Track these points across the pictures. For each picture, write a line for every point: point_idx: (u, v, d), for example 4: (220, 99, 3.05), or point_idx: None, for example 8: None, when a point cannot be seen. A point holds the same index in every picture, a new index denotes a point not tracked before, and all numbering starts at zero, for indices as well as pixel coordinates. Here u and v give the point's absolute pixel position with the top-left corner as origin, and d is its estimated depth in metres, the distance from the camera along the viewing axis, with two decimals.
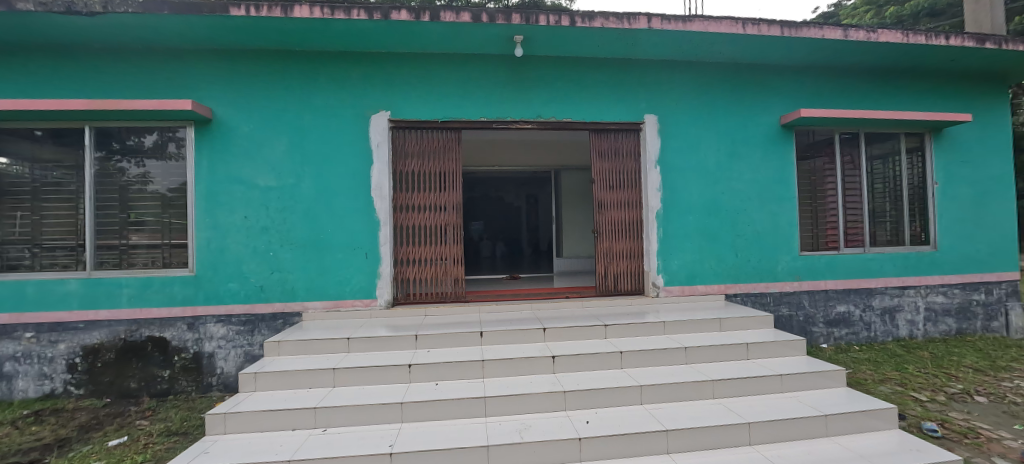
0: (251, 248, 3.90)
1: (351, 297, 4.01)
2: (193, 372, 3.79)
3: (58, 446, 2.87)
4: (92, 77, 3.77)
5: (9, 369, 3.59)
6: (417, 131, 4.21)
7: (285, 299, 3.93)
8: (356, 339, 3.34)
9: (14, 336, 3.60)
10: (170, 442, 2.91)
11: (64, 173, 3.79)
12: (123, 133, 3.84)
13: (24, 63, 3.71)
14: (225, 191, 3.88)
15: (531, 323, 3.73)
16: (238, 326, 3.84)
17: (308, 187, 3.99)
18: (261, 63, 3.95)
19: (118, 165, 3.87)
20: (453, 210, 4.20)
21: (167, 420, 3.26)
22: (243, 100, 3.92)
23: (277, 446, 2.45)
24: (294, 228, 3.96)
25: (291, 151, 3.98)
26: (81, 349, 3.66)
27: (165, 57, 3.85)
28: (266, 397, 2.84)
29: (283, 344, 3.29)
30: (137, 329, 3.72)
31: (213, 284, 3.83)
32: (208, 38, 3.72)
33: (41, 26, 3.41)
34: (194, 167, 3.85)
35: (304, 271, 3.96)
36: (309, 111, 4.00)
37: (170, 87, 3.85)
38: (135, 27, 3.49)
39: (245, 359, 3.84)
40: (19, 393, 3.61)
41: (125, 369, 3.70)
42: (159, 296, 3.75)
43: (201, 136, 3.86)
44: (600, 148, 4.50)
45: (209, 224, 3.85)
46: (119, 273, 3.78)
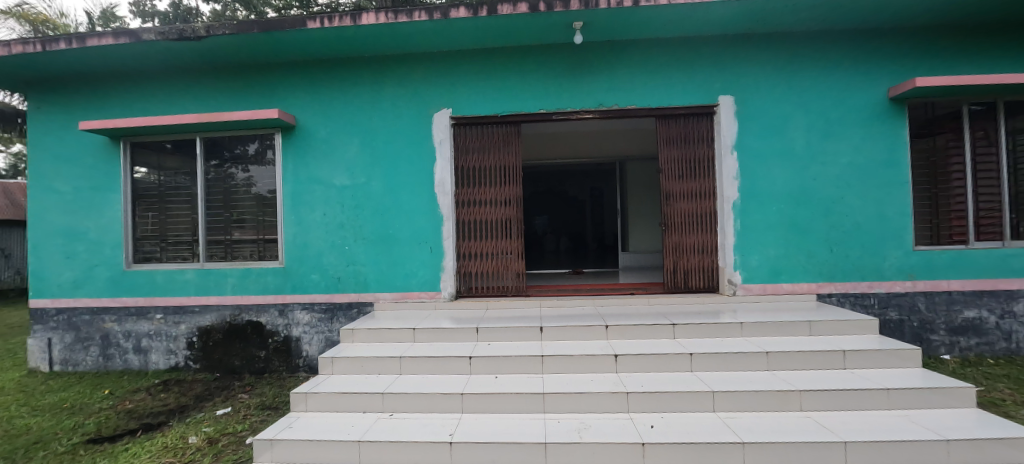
0: (330, 243, 4.23)
1: (417, 290, 4.19)
2: (283, 354, 4.21)
3: (179, 412, 3.36)
4: (200, 93, 4.33)
5: (145, 344, 4.28)
6: (477, 126, 4.27)
7: (359, 290, 4.21)
8: (421, 330, 3.48)
9: (148, 317, 4.28)
10: (263, 415, 3.26)
11: (183, 179, 4.40)
12: (231, 142, 4.36)
13: (148, 85, 4.35)
14: (307, 190, 4.25)
15: (593, 320, 3.62)
16: (320, 313, 4.21)
17: (377, 185, 4.22)
18: (335, 70, 4.25)
19: (228, 171, 4.39)
20: (513, 204, 4.19)
21: (262, 395, 3.68)
22: (319, 106, 4.26)
23: (351, 426, 2.64)
24: (366, 225, 4.23)
25: (362, 152, 4.24)
26: (197, 330, 4.25)
27: (255, 71, 4.29)
28: (342, 380, 3.07)
29: (357, 332, 3.53)
30: (239, 314, 4.24)
31: (299, 274, 4.23)
32: (290, 51, 4.07)
33: (162, 53, 3.98)
34: (282, 170, 4.27)
35: (375, 264, 4.21)
36: (377, 113, 4.23)
37: (260, 98, 4.29)
38: (231, 46, 3.92)
39: (326, 344, 4.18)
40: (152, 365, 4.29)
41: (230, 348, 4.23)
42: (256, 285, 4.23)
43: (287, 140, 4.27)
44: (668, 135, 4.22)
45: (295, 221, 4.25)
46: (225, 264, 4.31)
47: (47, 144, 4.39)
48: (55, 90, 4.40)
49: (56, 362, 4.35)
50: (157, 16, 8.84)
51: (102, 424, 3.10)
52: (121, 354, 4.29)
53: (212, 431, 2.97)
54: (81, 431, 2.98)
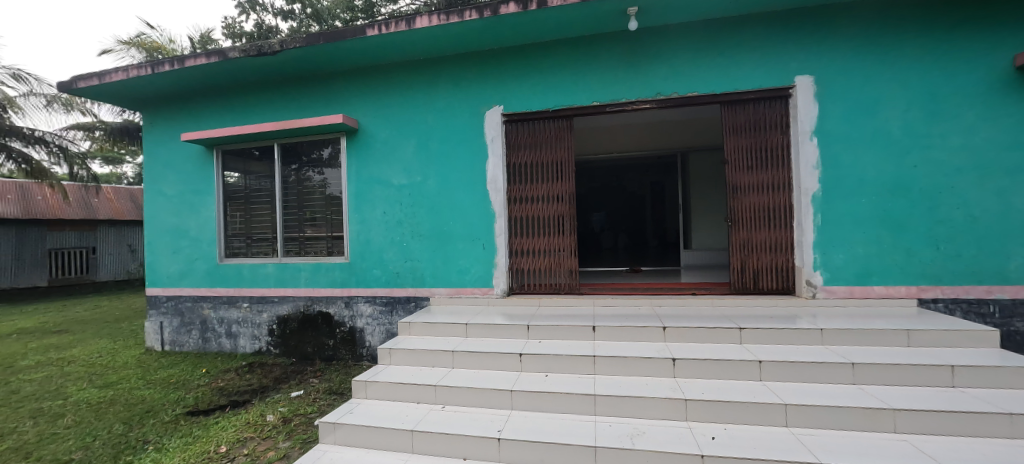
0: (389, 239, 4.45)
1: (471, 285, 4.26)
2: (349, 343, 4.51)
3: (261, 391, 3.73)
4: (276, 103, 4.74)
5: (235, 330, 4.81)
6: (529, 123, 4.24)
7: (416, 285, 4.38)
8: (473, 325, 3.53)
9: (237, 305, 4.80)
10: (330, 399, 3.51)
11: (264, 182, 4.86)
12: (308, 148, 4.74)
13: (234, 98, 4.85)
14: (369, 190, 4.51)
15: (650, 320, 3.44)
16: (381, 306, 4.44)
17: (432, 184, 4.36)
18: (392, 74, 4.44)
19: (305, 174, 4.77)
20: (566, 201, 4.11)
21: (330, 380, 3.97)
22: (379, 109, 4.48)
23: (405, 415, 2.75)
24: (422, 222, 4.38)
25: (418, 152, 4.39)
26: (276, 318, 4.69)
27: (323, 80, 4.61)
28: (398, 370, 3.21)
29: (413, 325, 3.67)
30: (311, 305, 4.61)
31: (362, 269, 4.50)
32: (352, 59, 4.33)
33: (246, 68, 4.41)
34: (347, 171, 4.56)
35: (431, 260, 4.36)
36: (431, 114, 4.35)
37: (327, 105, 4.60)
38: (302, 58, 4.25)
39: (386, 336, 4.41)
40: (240, 348, 4.80)
41: (304, 336, 4.62)
42: (325, 279, 4.58)
43: (351, 144, 4.55)
44: (734, 122, 3.88)
45: (359, 219, 4.53)
46: (299, 259, 4.70)
47: (158, 154, 5.08)
48: (164, 106, 5.06)
49: (167, 342, 5.03)
50: (244, 36, 9.90)
51: (199, 399, 3.53)
52: (216, 337, 4.86)
53: (286, 411, 3.26)
54: (183, 403, 3.42)
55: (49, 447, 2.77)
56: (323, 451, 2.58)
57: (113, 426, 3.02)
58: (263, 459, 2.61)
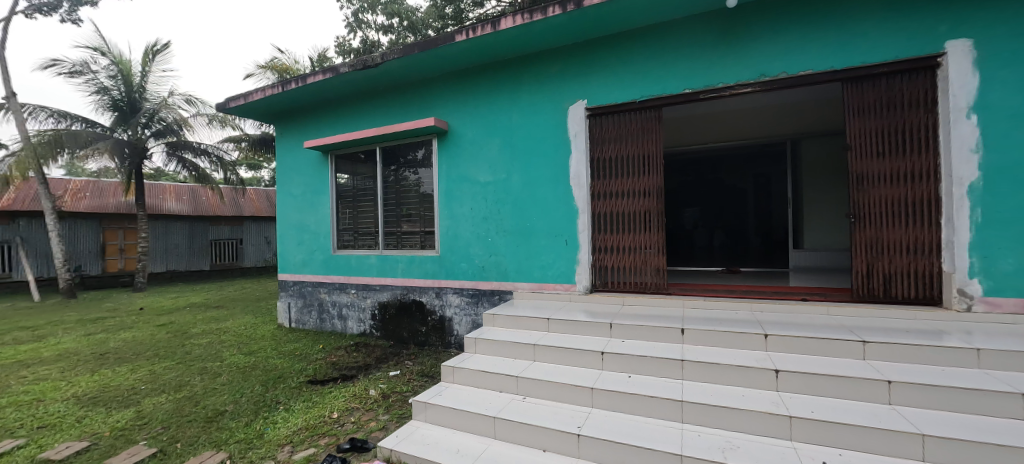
0: (476, 234, 4.67)
1: (553, 281, 4.28)
2: (439, 331, 4.82)
3: (365, 369, 4.18)
4: (378, 110, 5.23)
5: (345, 312, 5.45)
6: (613, 116, 4.10)
7: (501, 278, 4.54)
8: (555, 320, 3.53)
9: (346, 291, 5.44)
10: (422, 381, 3.81)
11: (367, 181, 5.38)
12: (405, 150, 5.15)
13: (344, 108, 5.46)
14: (458, 188, 4.78)
15: (748, 326, 3.13)
16: (468, 298, 4.68)
17: (516, 180, 4.46)
18: (479, 76, 4.63)
19: (402, 174, 5.20)
20: (654, 196, 3.89)
21: (422, 364, 4.30)
22: (467, 111, 4.71)
23: (488, 402, 2.87)
24: (507, 218, 4.51)
25: (503, 150, 4.52)
26: (378, 304, 5.21)
27: (417, 86, 4.98)
28: (483, 359, 3.36)
29: (497, 317, 3.82)
30: (407, 293, 5.03)
31: (451, 262, 4.80)
32: (443, 64, 4.61)
33: (354, 81, 4.96)
34: (438, 170, 4.89)
35: (515, 255, 4.47)
36: (515, 112, 4.45)
37: (420, 110, 4.97)
38: (400, 68, 4.64)
39: (472, 326, 4.63)
40: (349, 329, 5.43)
41: (401, 321, 5.06)
42: (419, 270, 4.98)
43: (442, 144, 4.86)
44: (859, 103, 3.34)
45: (449, 215, 4.83)
46: (397, 251, 5.16)
47: (287, 160, 5.94)
48: (291, 119, 5.89)
49: (293, 320, 5.88)
50: (353, 53, 11.06)
51: (317, 370, 4.08)
52: (331, 318, 5.56)
53: (386, 388, 3.61)
54: (305, 373, 3.98)
55: (211, 398, 3.44)
56: (415, 427, 2.82)
57: (255, 387, 3.64)
58: (366, 428, 2.94)
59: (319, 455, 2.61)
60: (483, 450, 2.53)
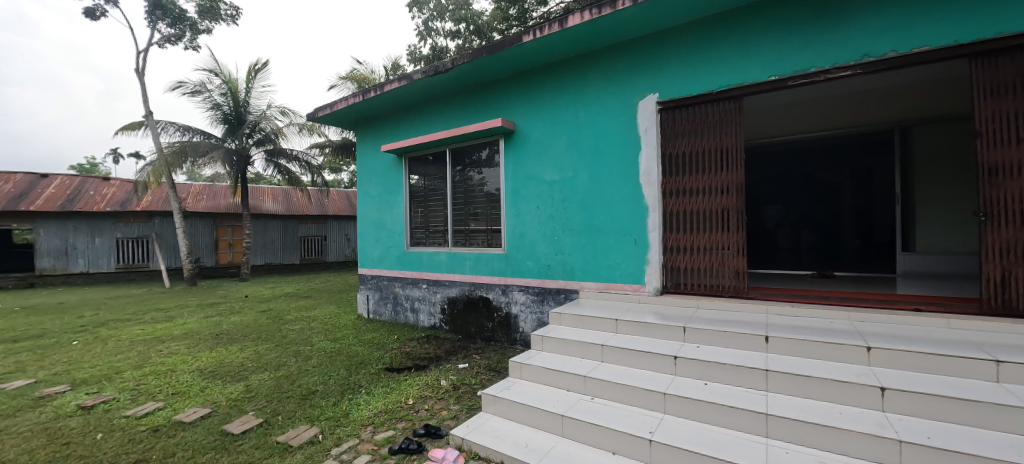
0: (542, 233, 4.69)
1: (621, 281, 4.17)
2: (505, 327, 4.92)
3: (436, 360, 4.39)
4: (447, 113, 5.45)
5: (417, 306, 5.76)
6: (688, 108, 3.88)
7: (567, 277, 4.52)
8: (624, 321, 3.43)
9: (418, 286, 5.75)
10: (489, 375, 3.92)
11: (437, 182, 5.62)
12: (470, 150, 5.33)
13: (416, 113, 5.76)
14: (524, 187, 4.84)
15: (846, 336, 2.80)
16: (534, 296, 4.72)
17: (583, 179, 4.40)
18: (545, 76, 4.64)
19: (467, 174, 5.38)
20: (733, 193, 3.62)
21: (489, 358, 4.41)
22: (533, 110, 4.75)
23: (556, 399, 2.88)
24: (573, 217, 4.48)
25: (569, 148, 4.50)
26: (447, 299, 5.44)
27: (484, 89, 5.11)
28: (550, 357, 3.37)
29: (563, 316, 3.80)
30: (474, 290, 5.20)
31: (517, 260, 4.87)
32: (510, 66, 4.69)
33: (425, 87, 5.22)
34: (505, 170, 4.98)
35: (581, 254, 4.42)
36: (583, 109, 4.40)
37: (488, 111, 5.10)
38: (468, 71, 4.80)
39: (538, 324, 4.67)
40: (420, 322, 5.72)
41: (468, 316, 5.24)
42: (486, 267, 5.11)
43: (509, 144, 4.96)
44: (993, 81, 2.85)
45: (515, 214, 4.91)
46: (465, 248, 5.34)
47: (367, 163, 6.41)
48: (369, 125, 6.35)
49: (371, 311, 6.34)
50: (423, 60, 11.62)
51: (393, 359, 4.37)
52: (404, 311, 5.91)
53: (456, 379, 3.77)
54: (383, 361, 4.29)
55: (304, 378, 3.82)
56: (485, 418, 2.91)
57: (340, 371, 3.98)
58: (439, 416, 3.10)
59: (397, 438, 2.79)
60: (551, 447, 2.54)
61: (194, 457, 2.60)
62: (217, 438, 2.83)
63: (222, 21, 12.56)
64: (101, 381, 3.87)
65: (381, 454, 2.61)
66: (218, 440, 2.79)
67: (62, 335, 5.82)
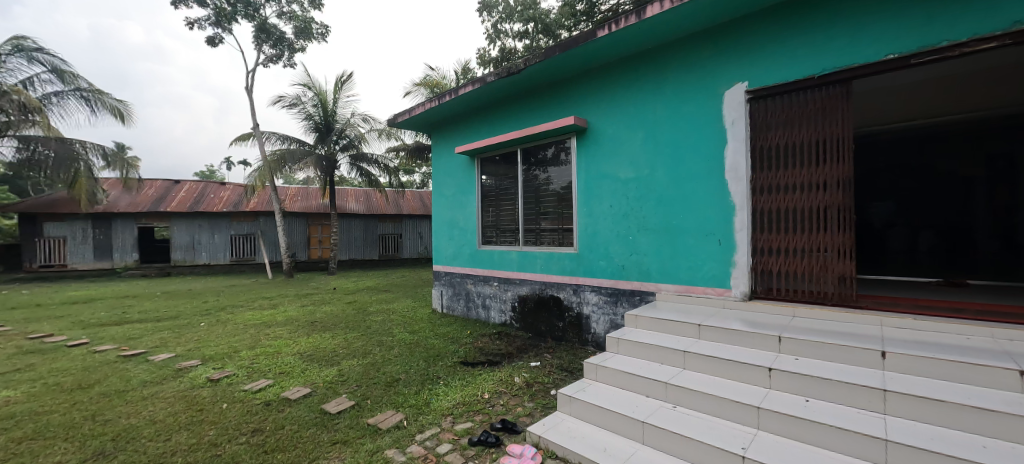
0: (616, 232, 4.57)
1: (703, 284, 3.92)
2: (577, 328, 4.87)
3: (508, 357, 4.47)
4: (519, 114, 5.51)
5: (489, 303, 5.91)
6: (783, 96, 3.54)
7: (642, 279, 4.36)
8: (708, 327, 3.21)
9: (490, 283, 5.89)
10: (562, 374, 3.90)
11: (508, 182, 5.70)
12: (537, 149, 5.35)
13: (489, 114, 5.90)
14: (597, 185, 4.74)
15: (990, 357, 2.37)
16: (606, 296, 4.62)
17: (661, 176, 4.21)
18: (620, 71, 4.52)
19: (534, 173, 5.41)
20: (839, 188, 3.23)
21: (561, 358, 4.39)
22: (607, 107, 4.64)
23: (635, 404, 2.79)
24: (649, 216, 4.30)
25: (646, 144, 4.32)
26: (518, 297, 5.51)
27: (557, 87, 5.10)
28: (626, 361, 3.27)
29: (640, 318, 3.67)
30: (545, 289, 5.21)
31: (589, 260, 4.79)
32: (583, 62, 4.63)
33: (497, 89, 5.32)
34: (577, 168, 4.93)
35: (658, 255, 4.23)
36: (661, 103, 4.20)
37: (560, 110, 5.08)
38: (541, 71, 4.81)
39: (611, 326, 4.55)
40: (491, 318, 5.86)
41: (539, 315, 5.26)
42: (557, 266, 5.09)
43: (581, 143, 4.89)
44: None
45: (587, 213, 4.84)
46: (536, 247, 5.35)
47: (441, 164, 6.71)
48: (444, 128, 6.62)
49: (445, 306, 6.62)
50: (492, 62, 11.87)
51: (468, 353, 4.52)
52: (476, 307, 6.09)
53: (529, 377, 3.81)
54: (458, 354, 4.46)
55: (388, 367, 4.10)
56: (560, 418, 2.91)
57: (420, 362, 4.21)
58: (514, 412, 3.15)
59: (476, 430, 2.89)
60: (631, 454, 2.46)
61: (300, 431, 2.90)
62: (317, 415, 3.13)
63: (314, 38, 13.85)
64: (224, 358, 4.48)
65: (461, 444, 2.72)
66: (318, 417, 3.09)
67: (192, 317, 6.83)
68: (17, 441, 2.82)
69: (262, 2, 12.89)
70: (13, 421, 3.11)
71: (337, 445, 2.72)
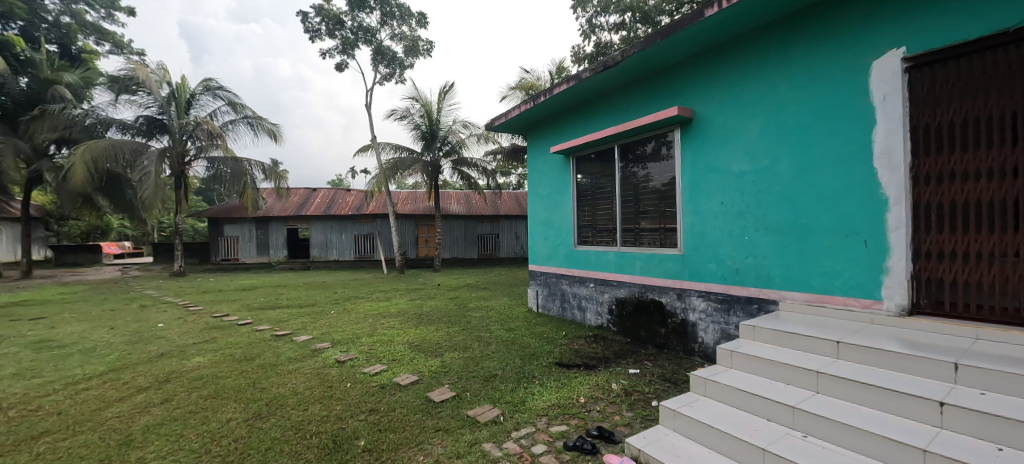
0: (728, 232, 4.13)
1: (842, 293, 3.33)
2: (681, 335, 4.51)
3: (605, 361, 4.31)
4: (616, 109, 5.30)
5: (584, 304, 5.79)
6: (959, 61, 2.83)
7: (761, 285, 3.86)
8: (850, 345, 2.70)
9: (586, 284, 5.77)
10: (665, 385, 3.63)
11: (604, 180, 5.51)
12: (635, 145, 5.07)
13: (584, 112, 5.79)
14: (705, 180, 4.33)
15: None
16: (716, 303, 4.19)
17: (785, 167, 3.68)
18: (731, 53, 4.08)
19: (632, 170, 5.14)
20: None
21: (663, 367, 4.10)
22: (718, 93, 4.21)
23: (753, 428, 2.46)
24: (770, 213, 3.80)
25: (766, 132, 3.82)
26: (615, 300, 5.30)
27: (658, 77, 4.79)
28: (742, 377, 2.92)
29: (758, 330, 3.25)
30: (645, 292, 4.92)
31: (696, 263, 4.40)
32: (688, 47, 4.27)
33: (593, 85, 5.18)
34: (682, 162, 4.56)
35: (782, 258, 3.71)
36: (785, 84, 3.68)
37: (663, 101, 4.76)
38: (640, 61, 4.55)
39: (722, 336, 4.12)
40: (587, 320, 5.74)
41: (638, 320, 4.99)
42: (659, 269, 4.77)
43: (686, 135, 4.52)
44: None
45: (694, 211, 4.45)
46: (635, 248, 5.08)
47: (537, 165, 6.77)
48: (539, 128, 6.68)
49: (540, 305, 6.67)
50: (588, 59, 11.65)
51: (563, 354, 4.48)
52: (572, 308, 6.02)
53: (628, 384, 3.62)
54: (553, 355, 4.44)
55: (486, 362, 4.25)
56: (663, 433, 2.70)
57: (516, 360, 4.29)
58: (612, 420, 3.02)
59: (571, 434, 2.84)
60: None
61: (408, 415, 3.15)
62: (423, 402, 3.37)
63: (421, 55, 15.08)
64: (348, 343, 5.09)
65: (556, 447, 2.68)
66: (424, 404, 3.33)
67: (325, 305, 7.90)
68: (204, 398, 3.55)
69: (379, 27, 14.43)
70: (202, 382, 3.91)
71: (440, 432, 2.89)
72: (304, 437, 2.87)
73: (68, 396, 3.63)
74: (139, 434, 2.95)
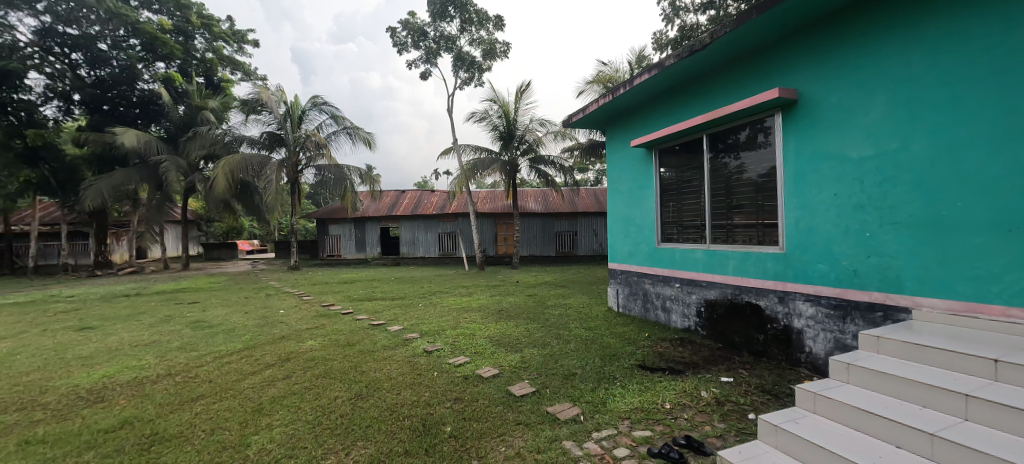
0: (843, 228, 3.62)
1: (1000, 302, 2.74)
2: (784, 343, 4.07)
3: (693, 367, 4.04)
4: (704, 96, 4.93)
5: (670, 305, 5.48)
6: None
7: (886, 289, 3.32)
8: (1012, 365, 2.20)
9: (671, 284, 5.45)
10: (764, 397, 3.30)
11: (691, 173, 5.14)
12: (726, 133, 4.67)
13: (667, 101, 5.47)
14: (814, 169, 3.84)
15: None
16: (828, 309, 3.70)
17: (921, 150, 3.12)
18: (847, 22, 3.55)
19: (722, 161, 4.73)
20: None
21: (762, 378, 3.73)
22: (829, 70, 3.70)
23: (875, 453, 2.13)
24: (899, 205, 3.25)
25: (893, 110, 3.28)
26: (705, 302, 4.94)
27: (754, 58, 4.36)
28: (863, 394, 2.55)
29: (884, 342, 2.82)
30: (739, 294, 4.52)
31: (802, 262, 3.93)
32: (792, 19, 3.80)
33: (677, 71, 4.87)
34: (784, 150, 4.09)
35: (914, 258, 3.16)
36: (920, 52, 3.12)
37: (760, 85, 4.32)
38: (732, 41, 4.17)
39: (836, 346, 3.63)
40: (672, 322, 5.43)
41: (731, 324, 4.60)
42: (756, 269, 4.35)
43: (789, 120, 4.05)
44: None
45: (799, 204, 3.97)
46: (727, 246, 4.67)
47: (616, 160, 6.56)
48: (619, 121, 6.45)
49: (621, 305, 6.46)
50: (670, 44, 10.97)
51: (645, 356, 4.29)
52: (655, 309, 5.74)
53: (720, 393, 3.36)
54: (635, 357, 4.28)
55: (565, 360, 4.24)
56: (762, 449, 2.46)
57: (596, 359, 4.21)
58: (702, 430, 2.82)
59: (656, 440, 2.71)
60: None
61: (490, 406, 3.27)
62: (504, 395, 3.47)
63: (498, 57, 15.45)
64: (434, 335, 5.41)
65: (640, 452, 2.58)
66: (505, 397, 3.43)
67: (414, 299, 8.47)
68: (316, 376, 4.04)
69: (459, 34, 15.06)
70: (314, 362, 4.45)
71: (519, 426, 2.95)
72: (398, 418, 3.12)
73: (216, 367, 4.38)
74: (268, 403, 3.46)
